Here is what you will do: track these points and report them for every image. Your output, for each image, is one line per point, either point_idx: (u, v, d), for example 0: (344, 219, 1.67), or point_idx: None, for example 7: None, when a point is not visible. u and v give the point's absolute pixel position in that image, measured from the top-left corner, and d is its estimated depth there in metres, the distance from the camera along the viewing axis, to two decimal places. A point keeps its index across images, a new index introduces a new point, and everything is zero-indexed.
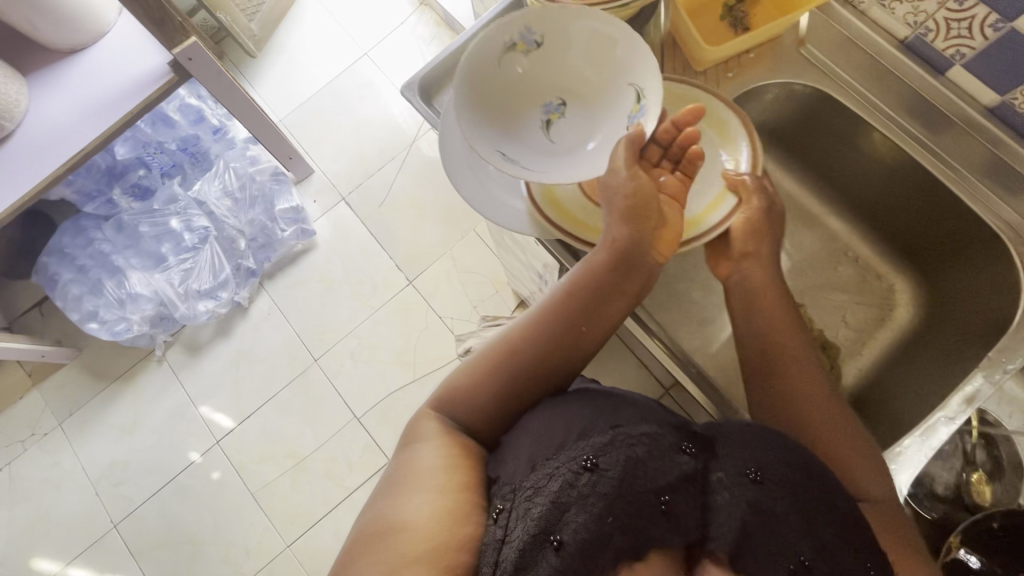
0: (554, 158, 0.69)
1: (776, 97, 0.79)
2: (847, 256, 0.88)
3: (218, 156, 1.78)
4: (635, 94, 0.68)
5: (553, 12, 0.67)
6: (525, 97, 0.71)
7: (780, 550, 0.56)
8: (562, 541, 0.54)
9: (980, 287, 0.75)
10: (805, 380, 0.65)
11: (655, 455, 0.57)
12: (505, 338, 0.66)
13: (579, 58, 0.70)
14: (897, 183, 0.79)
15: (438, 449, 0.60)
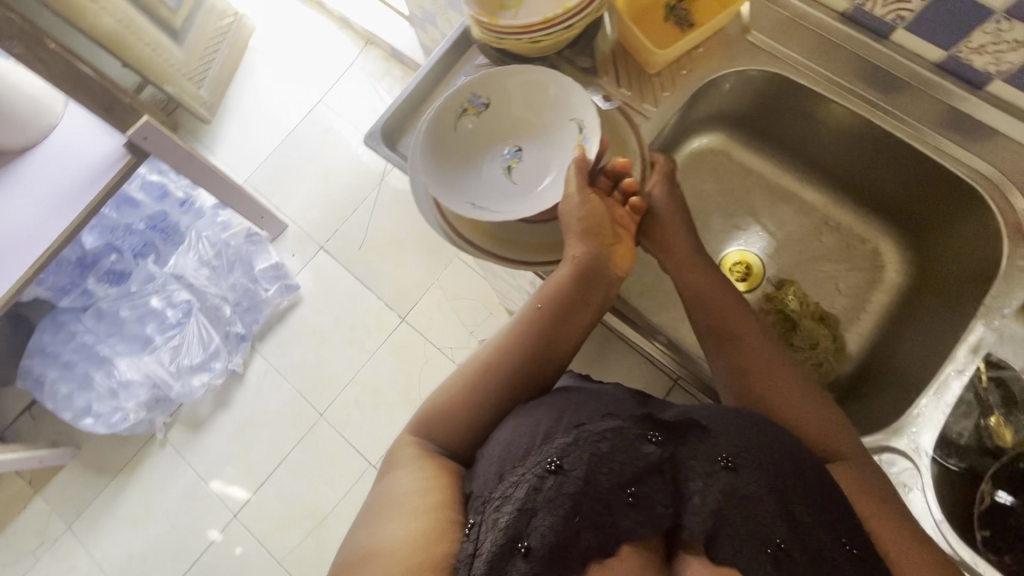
0: (518, 204, 0.69)
1: (734, 85, 0.80)
2: (828, 225, 0.89)
3: (189, 227, 1.76)
4: (578, 128, 0.68)
5: (495, 74, 0.69)
6: (479, 149, 0.71)
7: (753, 534, 0.54)
8: (530, 546, 0.53)
9: (962, 236, 0.76)
10: (749, 356, 0.66)
11: (621, 449, 0.56)
12: (480, 358, 0.67)
13: (525, 109, 0.71)
14: (863, 149, 0.81)
15: (413, 474, 0.60)
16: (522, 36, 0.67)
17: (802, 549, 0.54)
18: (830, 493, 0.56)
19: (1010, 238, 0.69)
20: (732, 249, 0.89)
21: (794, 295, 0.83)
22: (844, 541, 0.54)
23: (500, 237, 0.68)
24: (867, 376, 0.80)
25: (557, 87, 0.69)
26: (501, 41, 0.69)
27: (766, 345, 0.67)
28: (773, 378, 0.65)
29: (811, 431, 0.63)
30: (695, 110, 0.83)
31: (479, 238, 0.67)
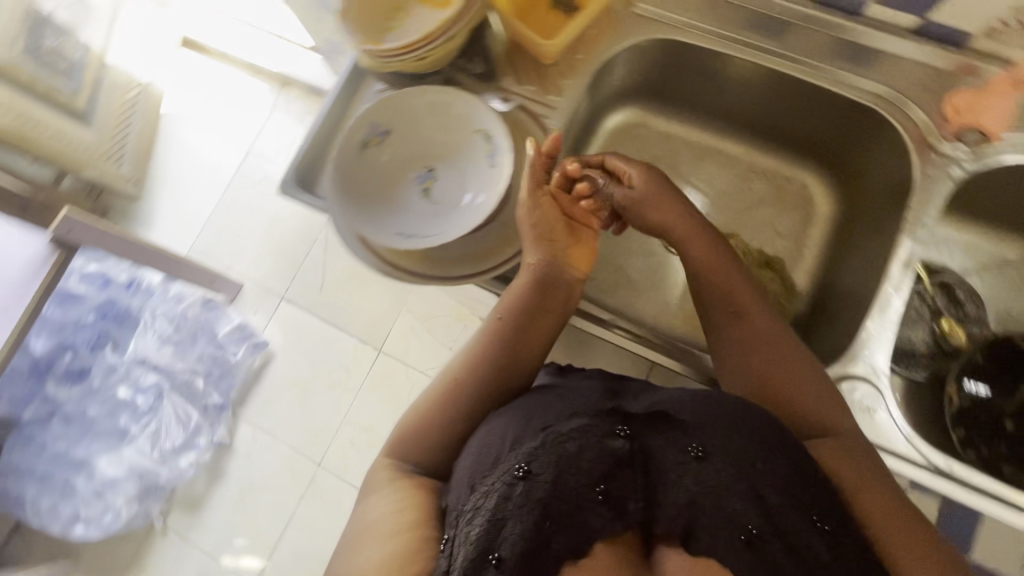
0: (444, 224, 0.67)
1: (631, 59, 0.81)
2: (754, 173, 0.92)
3: (142, 309, 1.71)
4: (486, 138, 0.67)
5: (389, 99, 0.66)
6: (392, 178, 0.68)
7: (725, 520, 0.54)
8: (501, 556, 0.53)
9: (875, 157, 0.79)
10: (742, 337, 0.67)
11: (589, 447, 0.56)
12: (448, 373, 0.67)
13: (430, 129, 0.69)
14: (767, 95, 0.83)
15: (388, 495, 0.60)
16: (405, 56, 0.67)
17: (775, 533, 0.53)
18: (801, 471, 0.56)
19: (917, 151, 0.72)
20: None
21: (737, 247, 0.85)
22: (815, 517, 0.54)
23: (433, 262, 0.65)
24: (821, 310, 0.82)
25: (457, 101, 0.67)
26: (386, 64, 0.68)
27: (762, 324, 0.68)
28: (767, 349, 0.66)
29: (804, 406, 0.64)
30: (602, 90, 0.84)
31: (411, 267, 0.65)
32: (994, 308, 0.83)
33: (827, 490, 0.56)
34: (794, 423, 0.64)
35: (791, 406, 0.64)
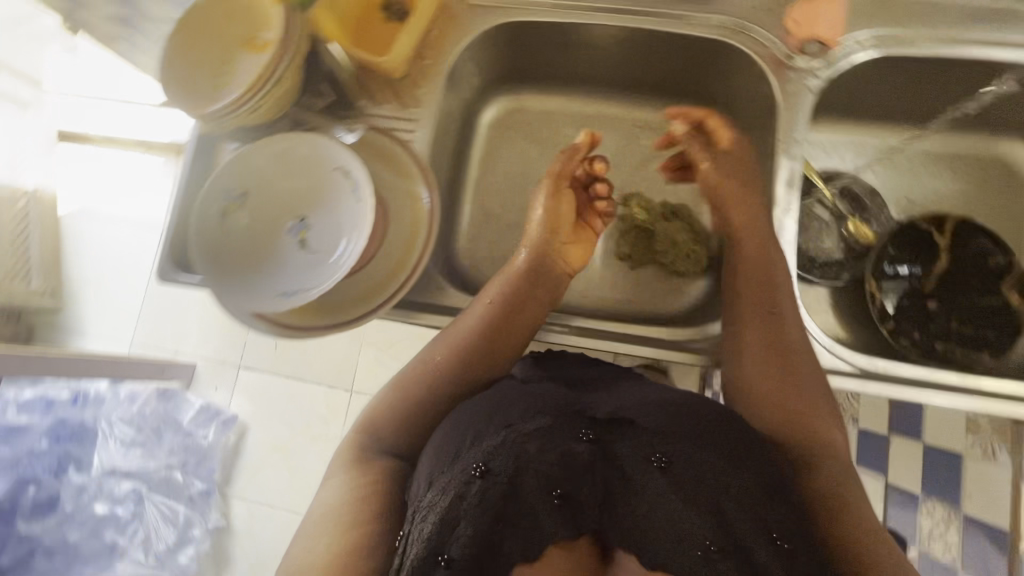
0: (321, 272, 0.62)
1: (483, 50, 0.80)
2: (641, 127, 0.91)
3: (99, 420, 1.65)
4: (344, 174, 0.63)
5: (237, 159, 0.64)
6: (262, 236, 0.65)
7: (679, 537, 0.51)
8: (451, 558, 0.51)
9: (741, 90, 0.79)
10: (762, 322, 0.66)
11: (550, 448, 0.56)
12: (427, 356, 0.69)
13: (289, 177, 0.66)
14: (627, 52, 0.82)
15: (346, 483, 0.62)
16: (235, 111, 0.63)
17: (732, 544, 0.51)
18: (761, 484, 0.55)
19: (774, 72, 0.73)
20: None
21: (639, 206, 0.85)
22: (773, 535, 0.52)
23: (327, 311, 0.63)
24: (732, 244, 0.83)
25: (312, 144, 0.64)
26: (219, 121, 0.64)
27: (788, 319, 0.67)
28: (786, 353, 0.65)
29: (795, 409, 0.63)
30: (464, 87, 0.83)
31: (303, 321, 0.62)
32: (895, 198, 0.85)
33: (788, 509, 0.55)
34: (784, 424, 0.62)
35: (794, 406, 0.63)
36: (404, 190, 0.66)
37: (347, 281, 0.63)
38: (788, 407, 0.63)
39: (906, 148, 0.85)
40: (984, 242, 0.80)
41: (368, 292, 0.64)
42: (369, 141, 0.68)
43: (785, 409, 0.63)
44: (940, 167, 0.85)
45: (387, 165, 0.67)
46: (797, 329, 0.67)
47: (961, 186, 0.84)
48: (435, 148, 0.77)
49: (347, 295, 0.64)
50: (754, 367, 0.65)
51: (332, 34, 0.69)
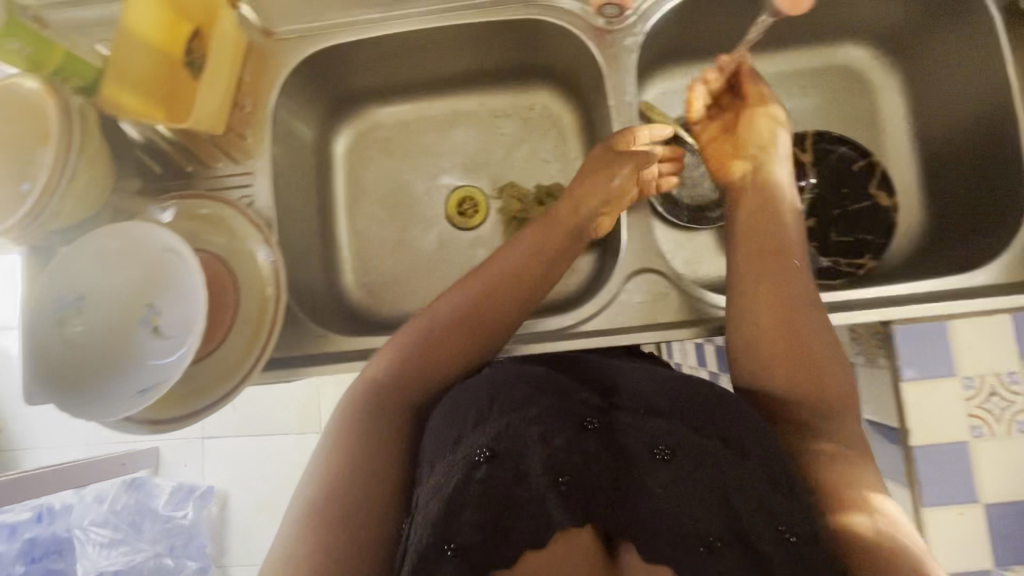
0: (173, 362, 0.60)
1: (306, 84, 0.76)
2: (498, 116, 0.90)
3: (72, 529, 1.59)
4: (171, 254, 0.61)
5: (54, 266, 0.61)
6: (104, 336, 0.62)
7: (682, 534, 0.49)
8: (457, 546, 0.49)
9: (569, 57, 0.77)
10: (770, 267, 0.62)
11: (555, 435, 0.54)
12: (449, 307, 0.64)
13: (114, 269, 0.62)
14: (456, 48, 0.79)
15: (335, 451, 0.56)
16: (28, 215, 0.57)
17: (735, 534, 0.48)
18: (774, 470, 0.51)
19: (594, 39, 0.70)
20: (448, 197, 0.91)
21: (516, 195, 0.88)
22: (782, 526, 0.48)
23: (197, 392, 0.62)
24: None
25: (129, 233, 0.61)
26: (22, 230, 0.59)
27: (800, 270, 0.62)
28: (804, 306, 0.60)
29: (822, 367, 0.57)
30: (301, 121, 0.80)
31: (175, 407, 0.61)
32: None
33: (796, 497, 0.49)
34: (793, 393, 0.57)
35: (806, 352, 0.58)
36: (244, 251, 0.65)
37: (206, 357, 0.62)
38: (797, 362, 0.58)
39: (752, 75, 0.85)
40: (842, 151, 0.83)
41: (232, 361, 0.63)
42: (196, 211, 0.66)
43: (791, 354, 0.58)
44: (789, 86, 0.85)
45: (221, 231, 0.66)
46: (809, 290, 0.62)
47: (810, 99, 0.85)
48: (280, 193, 0.75)
49: (212, 370, 0.62)
50: (761, 302, 0.61)
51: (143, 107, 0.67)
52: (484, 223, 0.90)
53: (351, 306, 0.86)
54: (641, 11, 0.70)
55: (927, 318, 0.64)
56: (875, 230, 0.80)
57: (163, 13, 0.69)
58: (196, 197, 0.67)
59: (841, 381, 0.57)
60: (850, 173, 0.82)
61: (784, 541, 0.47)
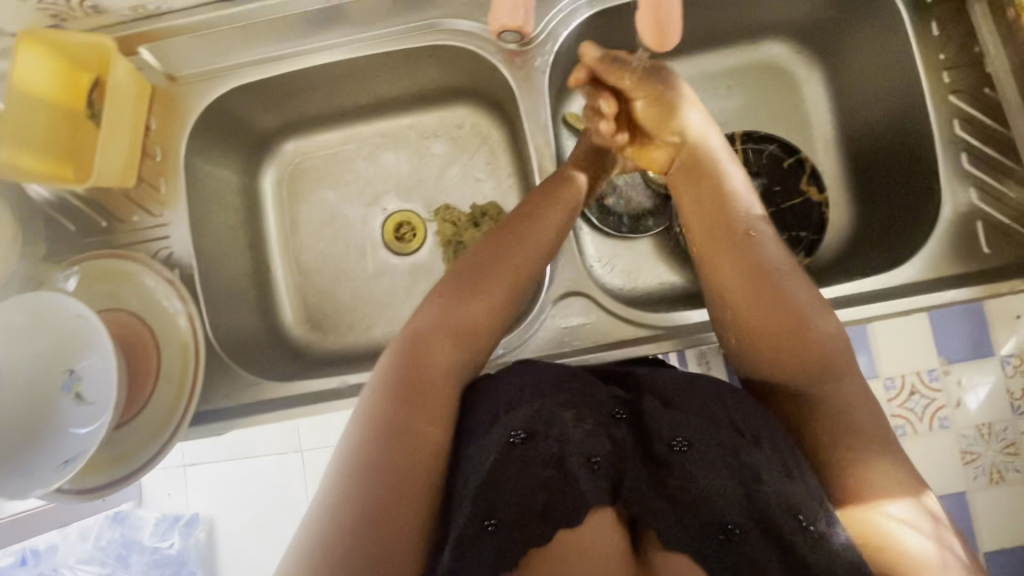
0: (90, 431, 0.60)
1: (218, 125, 0.75)
2: (428, 136, 0.88)
3: (59, 568, 1.49)
4: (83, 321, 0.60)
5: None
6: (12, 409, 0.60)
7: (703, 515, 0.49)
8: (496, 522, 0.49)
9: (486, 75, 0.76)
10: (735, 251, 0.59)
11: (587, 420, 0.55)
12: (461, 275, 0.62)
13: (21, 339, 0.61)
14: (370, 75, 0.77)
15: (361, 433, 0.54)
16: None
17: (756, 519, 0.49)
18: (786, 449, 0.51)
19: (504, 61, 0.69)
20: (381, 221, 0.88)
21: (450, 218, 0.86)
22: (798, 514, 0.48)
23: (119, 455, 0.63)
24: None
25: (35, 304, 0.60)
26: None
27: (766, 244, 0.60)
28: (783, 274, 0.58)
29: (801, 334, 0.55)
30: (221, 161, 0.78)
31: (97, 474, 0.62)
32: None
33: (807, 483, 0.49)
34: (781, 362, 0.56)
35: (787, 315, 0.56)
36: (161, 309, 0.66)
37: (125, 421, 0.63)
38: (780, 335, 0.56)
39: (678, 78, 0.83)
40: (770, 151, 0.81)
41: (152, 421, 0.64)
42: (107, 271, 0.66)
43: (773, 324, 0.56)
44: (716, 87, 0.83)
45: (135, 291, 0.66)
46: (777, 253, 0.60)
47: (739, 99, 0.83)
48: (200, 239, 0.73)
49: (132, 433, 0.63)
50: (732, 281, 0.59)
51: (47, 167, 0.66)
52: (421, 246, 0.88)
53: (293, 342, 0.84)
54: (550, 28, 0.67)
55: (852, 322, 0.64)
56: (808, 226, 0.79)
57: (57, 66, 0.66)
58: (108, 256, 0.66)
59: (829, 325, 0.56)
60: (780, 172, 0.81)
61: (801, 536, 0.47)
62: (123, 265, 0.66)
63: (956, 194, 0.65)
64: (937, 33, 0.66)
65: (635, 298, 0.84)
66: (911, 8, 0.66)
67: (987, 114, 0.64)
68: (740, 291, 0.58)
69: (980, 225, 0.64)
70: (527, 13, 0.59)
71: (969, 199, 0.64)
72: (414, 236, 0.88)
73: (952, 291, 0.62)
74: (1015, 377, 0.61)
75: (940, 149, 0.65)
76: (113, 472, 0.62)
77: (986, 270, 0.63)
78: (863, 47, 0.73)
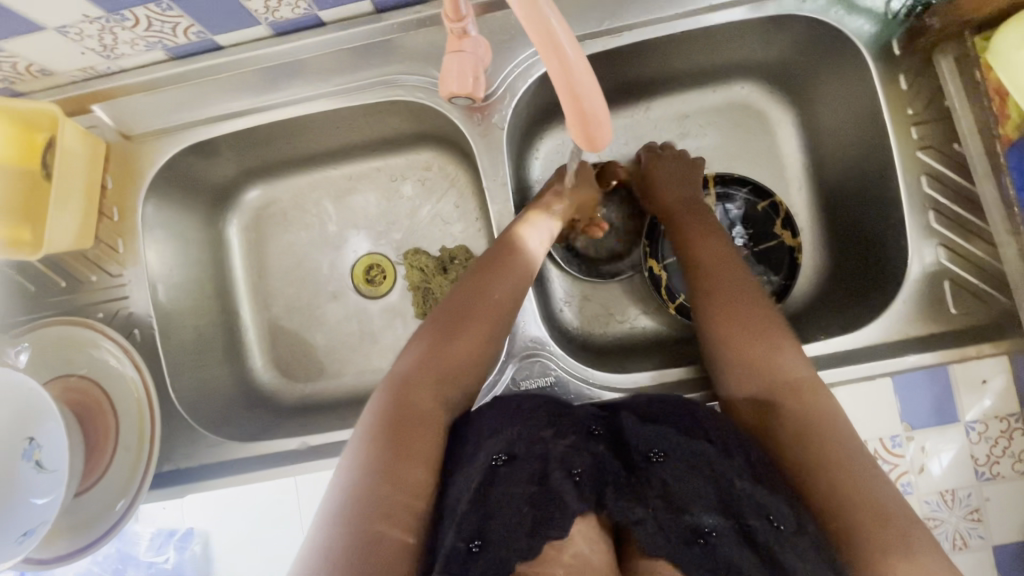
0: (47, 501, 0.60)
1: (177, 178, 0.74)
2: (395, 180, 0.87)
3: None
4: (35, 395, 0.60)
5: None
6: None
7: (682, 523, 0.45)
8: (482, 540, 0.45)
9: (447, 125, 0.75)
10: (733, 300, 0.60)
11: (564, 434, 0.51)
12: (450, 308, 0.60)
13: None
14: (331, 126, 0.76)
15: (348, 483, 0.49)
16: None
17: (738, 527, 0.46)
18: (762, 473, 0.50)
19: (462, 118, 0.68)
20: (350, 265, 0.87)
21: (418, 262, 0.83)
22: (768, 515, 0.47)
23: (72, 525, 0.62)
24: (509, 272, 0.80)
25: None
26: None
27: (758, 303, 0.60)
28: (769, 329, 0.58)
29: (789, 378, 0.55)
30: (184, 215, 0.78)
31: (49, 545, 0.62)
32: None
33: (778, 489, 0.49)
34: (772, 405, 0.54)
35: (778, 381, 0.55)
36: (115, 376, 0.66)
37: (80, 490, 0.63)
38: (766, 372, 0.56)
39: (647, 120, 0.81)
40: (741, 195, 0.77)
41: (105, 490, 0.64)
42: (61, 338, 0.66)
43: (760, 382, 0.55)
44: (688, 127, 0.81)
45: (90, 356, 0.66)
46: (765, 307, 0.60)
47: (713, 138, 0.81)
48: (161, 296, 0.73)
49: (86, 502, 0.63)
50: (729, 333, 0.58)
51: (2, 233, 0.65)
52: (391, 290, 0.87)
53: (262, 390, 0.84)
54: (509, 83, 0.67)
55: None
56: (780, 271, 0.75)
57: (10, 125, 0.66)
58: (61, 322, 0.66)
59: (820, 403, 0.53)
60: (751, 217, 0.77)
61: (780, 539, 0.45)
62: (79, 331, 0.66)
63: (923, 252, 0.63)
64: (905, 85, 0.64)
65: (606, 347, 0.80)
66: (878, 58, 0.64)
67: (954, 171, 0.63)
68: (723, 340, 0.59)
69: (948, 285, 0.62)
70: (477, 78, 0.59)
71: (937, 258, 0.63)
72: (384, 280, 0.87)
73: (915, 355, 0.62)
74: (981, 443, 0.60)
75: (908, 207, 0.64)
76: (66, 543, 0.62)
77: (952, 331, 0.62)
78: (834, 92, 0.71)
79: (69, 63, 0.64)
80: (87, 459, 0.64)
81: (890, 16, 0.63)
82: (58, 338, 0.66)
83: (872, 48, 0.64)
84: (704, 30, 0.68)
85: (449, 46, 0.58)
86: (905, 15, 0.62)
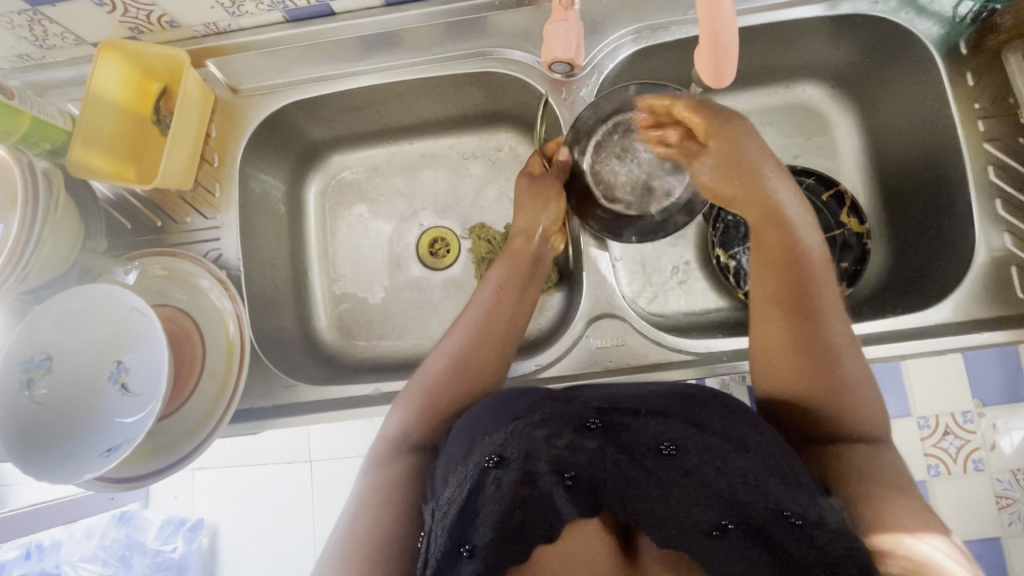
0: (139, 417, 0.60)
1: (272, 134, 0.78)
2: (466, 157, 0.90)
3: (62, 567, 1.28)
4: (135, 313, 0.61)
5: (21, 329, 0.59)
6: (79, 395, 0.61)
7: (685, 522, 0.50)
8: (473, 545, 0.48)
9: (528, 102, 0.80)
10: (780, 272, 0.57)
11: (555, 434, 0.52)
12: (453, 339, 0.65)
13: (80, 327, 0.62)
14: (419, 94, 0.80)
15: (368, 480, 0.58)
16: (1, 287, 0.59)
17: (751, 522, 0.47)
18: (781, 460, 0.47)
19: (549, 92, 0.73)
20: (416, 235, 0.90)
21: (484, 236, 0.86)
22: (785, 511, 0.45)
23: (164, 444, 0.64)
24: None
25: (96, 294, 0.61)
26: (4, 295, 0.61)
27: (820, 288, 0.56)
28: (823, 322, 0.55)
29: (825, 366, 0.53)
30: (271, 173, 0.82)
31: (142, 462, 0.63)
32: None
33: (803, 482, 0.46)
34: (805, 377, 0.53)
35: (807, 338, 0.54)
36: (208, 307, 0.69)
37: (174, 410, 0.65)
38: (802, 352, 0.54)
39: None
40: (807, 183, 0.80)
41: (196, 411, 0.65)
42: (163, 265, 0.70)
43: (796, 356, 0.54)
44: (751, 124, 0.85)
45: (185, 287, 0.69)
46: (826, 303, 0.56)
47: (775, 135, 0.85)
48: (248, 244, 0.76)
49: (179, 422, 0.65)
50: (767, 317, 0.57)
51: (113, 172, 0.69)
52: (455, 263, 0.89)
53: (324, 349, 0.86)
54: (596, 62, 0.72)
55: (882, 358, 0.65)
56: (849, 256, 0.79)
57: (130, 72, 0.70)
58: (163, 253, 0.70)
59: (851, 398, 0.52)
60: (817, 204, 0.80)
61: (800, 536, 0.44)
62: (185, 258, 0.70)
63: (990, 238, 0.66)
64: (973, 83, 0.68)
65: (672, 324, 0.81)
66: (946, 57, 0.69)
67: (1021, 163, 0.66)
68: (778, 314, 0.56)
69: (1015, 270, 0.65)
70: (579, 46, 0.64)
71: (1004, 243, 0.65)
72: (448, 252, 0.89)
73: (985, 334, 0.63)
74: None
75: (974, 194, 0.67)
76: (158, 459, 0.63)
77: (1022, 314, 0.64)
78: (897, 93, 0.75)
79: (196, 17, 0.69)
80: (176, 379, 0.65)
81: (957, 19, 0.68)
82: (158, 265, 0.70)
83: (939, 49, 0.69)
84: (782, 26, 0.73)
85: (554, 16, 0.63)
86: (971, 19, 0.67)
